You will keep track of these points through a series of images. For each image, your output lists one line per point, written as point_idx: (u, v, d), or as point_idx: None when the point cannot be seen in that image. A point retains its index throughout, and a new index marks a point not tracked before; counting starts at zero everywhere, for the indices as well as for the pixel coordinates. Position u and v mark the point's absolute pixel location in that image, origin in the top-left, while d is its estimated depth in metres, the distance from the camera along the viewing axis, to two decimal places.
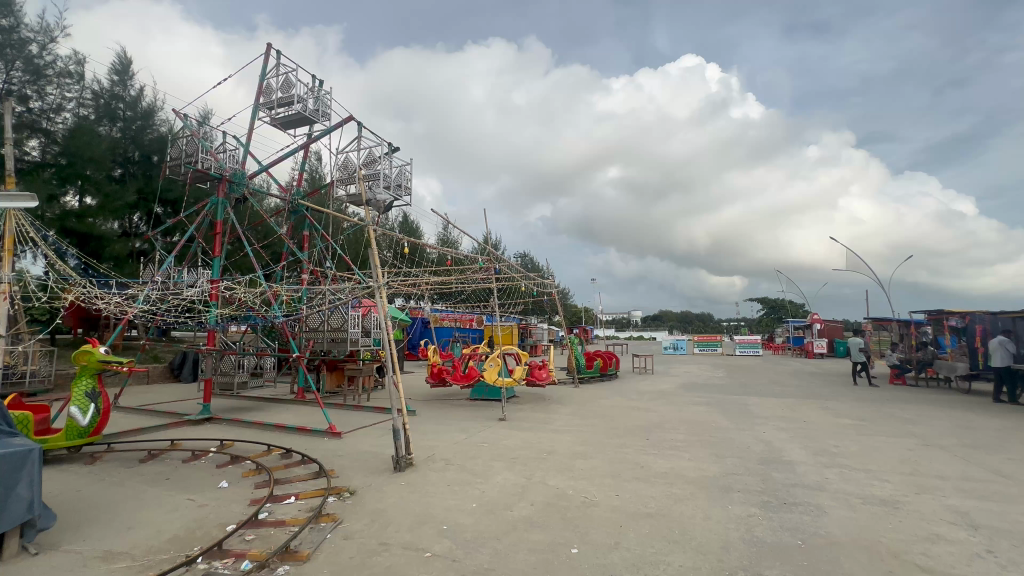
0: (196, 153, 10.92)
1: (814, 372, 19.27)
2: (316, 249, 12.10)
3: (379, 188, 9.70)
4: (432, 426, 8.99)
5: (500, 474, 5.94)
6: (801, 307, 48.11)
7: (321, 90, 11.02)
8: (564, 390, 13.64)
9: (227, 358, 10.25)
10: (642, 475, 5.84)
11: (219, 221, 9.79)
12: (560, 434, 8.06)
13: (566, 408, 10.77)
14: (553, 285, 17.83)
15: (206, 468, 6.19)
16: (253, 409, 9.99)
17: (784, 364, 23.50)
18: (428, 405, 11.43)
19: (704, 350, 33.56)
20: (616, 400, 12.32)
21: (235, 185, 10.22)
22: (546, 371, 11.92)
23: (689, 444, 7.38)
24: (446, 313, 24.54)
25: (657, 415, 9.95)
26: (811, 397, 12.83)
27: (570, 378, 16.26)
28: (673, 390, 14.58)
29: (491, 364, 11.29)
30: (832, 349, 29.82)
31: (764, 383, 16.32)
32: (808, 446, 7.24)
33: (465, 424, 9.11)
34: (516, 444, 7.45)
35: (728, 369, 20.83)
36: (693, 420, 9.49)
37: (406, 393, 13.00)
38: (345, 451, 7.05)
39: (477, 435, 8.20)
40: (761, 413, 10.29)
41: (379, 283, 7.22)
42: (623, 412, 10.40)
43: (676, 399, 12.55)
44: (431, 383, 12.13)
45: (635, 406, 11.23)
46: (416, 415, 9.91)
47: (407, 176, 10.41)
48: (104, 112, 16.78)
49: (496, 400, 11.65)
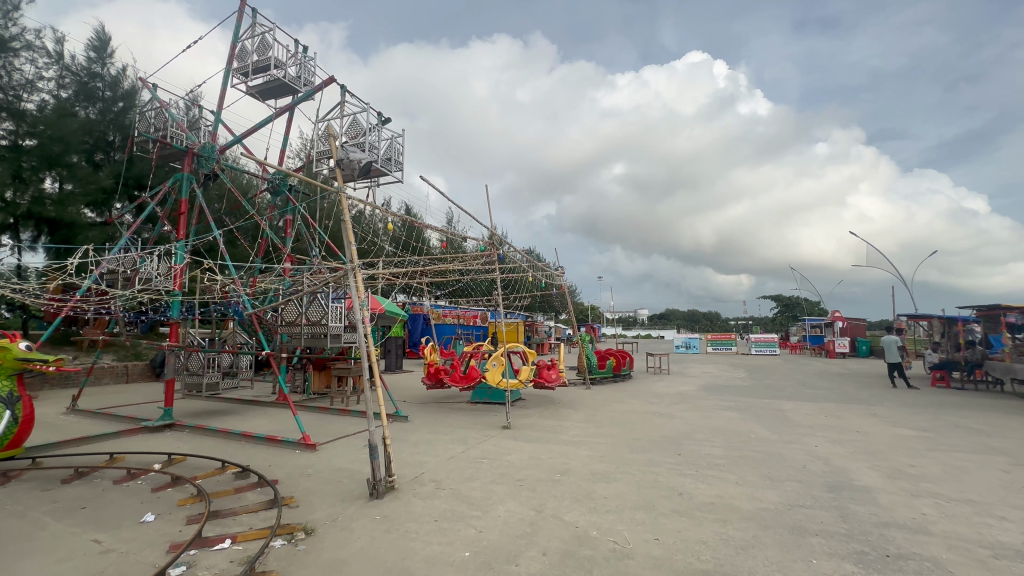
0: (165, 126, 9.82)
1: (843, 373, 17.89)
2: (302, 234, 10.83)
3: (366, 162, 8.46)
4: (425, 434, 7.80)
5: (504, 505, 4.68)
6: (817, 304, 46.47)
7: (304, 56, 9.82)
8: (575, 392, 12.40)
9: (195, 356, 8.97)
10: (684, 508, 4.58)
11: (184, 199, 8.54)
12: (574, 448, 6.81)
13: (578, 413, 9.54)
14: (563, 279, 16.56)
15: (138, 493, 4.99)
16: (225, 414, 8.80)
17: (806, 364, 22.15)
18: (423, 408, 10.23)
19: (717, 349, 32.18)
20: (633, 404, 11.09)
21: (203, 159, 8.96)
22: (556, 372, 10.70)
23: (730, 462, 6.10)
24: (448, 310, 23.34)
25: (684, 424, 8.67)
26: (851, 401, 11.50)
27: (581, 379, 15.02)
28: (694, 392, 13.30)
29: (495, 365, 10.01)
30: (854, 348, 28.36)
31: (793, 385, 14.99)
32: (877, 466, 5.95)
33: (464, 433, 7.90)
34: (522, 461, 6.22)
35: (749, 370, 19.50)
36: (728, 429, 8.20)
37: (401, 394, 11.81)
38: (315, 469, 5.84)
39: (477, 447, 6.99)
40: (803, 421, 8.98)
41: (354, 263, 5.36)
42: (644, 418, 9.16)
43: (701, 403, 11.28)
44: (428, 385, 10.90)
45: (657, 412, 9.97)
46: (407, 422, 8.71)
47: (399, 150, 9.15)
48: (81, 92, 15.43)
49: (501, 403, 10.44)
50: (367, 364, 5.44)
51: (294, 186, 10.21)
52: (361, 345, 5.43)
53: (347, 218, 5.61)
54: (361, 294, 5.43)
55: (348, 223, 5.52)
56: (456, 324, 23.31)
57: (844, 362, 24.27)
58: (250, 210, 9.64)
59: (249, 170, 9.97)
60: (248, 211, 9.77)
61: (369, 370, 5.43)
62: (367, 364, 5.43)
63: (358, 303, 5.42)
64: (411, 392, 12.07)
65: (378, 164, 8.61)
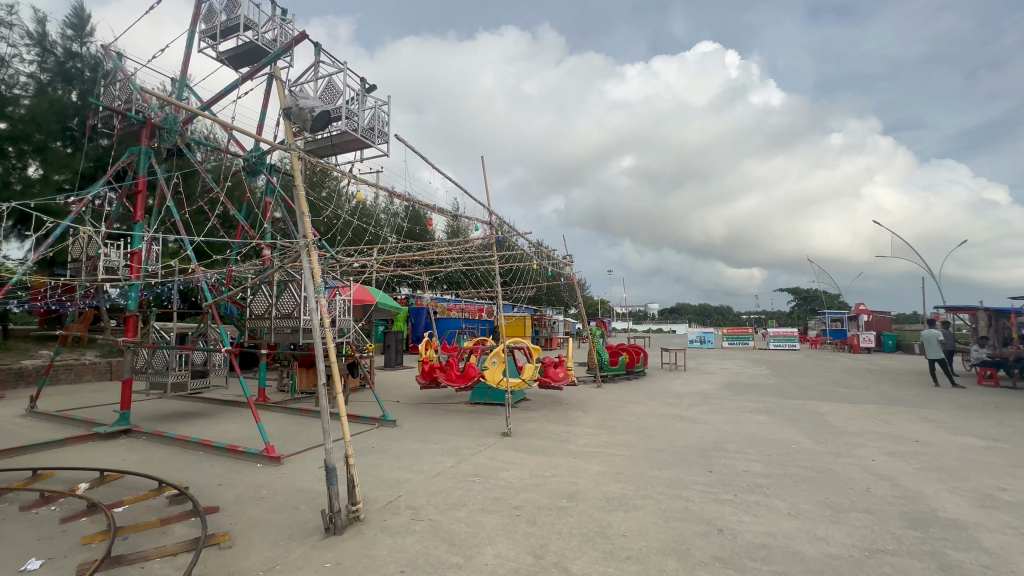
0: (127, 96, 8.84)
1: (875, 370, 16.59)
2: (282, 219, 9.88)
3: (343, 128, 7.35)
4: (413, 443, 6.80)
5: (493, 547, 3.63)
6: (837, 297, 44.75)
7: (281, 18, 8.80)
8: (586, 392, 11.33)
9: (158, 353, 7.95)
10: (728, 554, 3.49)
11: (142, 175, 7.56)
12: (584, 463, 5.74)
13: (589, 418, 8.47)
14: (570, 269, 15.35)
15: (42, 525, 4.02)
16: (192, 420, 7.85)
17: (831, 360, 20.86)
18: (416, 410, 9.24)
19: (734, 344, 30.88)
20: (650, 405, 10.02)
21: (165, 132, 8.03)
22: (563, 369, 9.60)
23: (774, 484, 5.00)
24: (452, 302, 22.33)
25: (709, 430, 7.58)
26: (893, 403, 10.31)
27: (591, 376, 13.94)
28: (715, 391, 12.16)
29: (495, 362, 8.95)
30: (879, 343, 26.90)
31: (823, 383, 13.77)
32: (961, 491, 4.81)
33: (457, 441, 6.88)
34: (520, 480, 5.17)
35: (771, 366, 18.28)
36: (762, 438, 7.10)
37: (394, 394, 10.82)
38: (271, 491, 4.84)
39: (470, 460, 5.95)
40: (847, 426, 7.83)
41: (308, 238, 4.20)
42: (663, 423, 8.09)
43: (725, 404, 10.17)
44: (422, 384, 9.86)
45: (677, 415, 8.90)
46: (395, 427, 7.71)
47: (385, 120, 8.10)
48: (58, 73, 14.55)
49: (502, 405, 9.41)
50: (320, 367, 4.16)
51: (272, 165, 9.25)
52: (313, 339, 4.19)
53: (301, 180, 4.45)
54: (319, 277, 4.24)
55: (301, 188, 4.34)
56: (460, 318, 22.31)
57: (870, 357, 22.93)
58: (217, 190, 8.65)
59: (220, 146, 9.02)
60: (216, 192, 8.78)
61: (323, 372, 4.16)
62: (322, 363, 4.15)
63: (313, 289, 4.23)
64: (406, 391, 11.07)
65: (359, 135, 7.59)
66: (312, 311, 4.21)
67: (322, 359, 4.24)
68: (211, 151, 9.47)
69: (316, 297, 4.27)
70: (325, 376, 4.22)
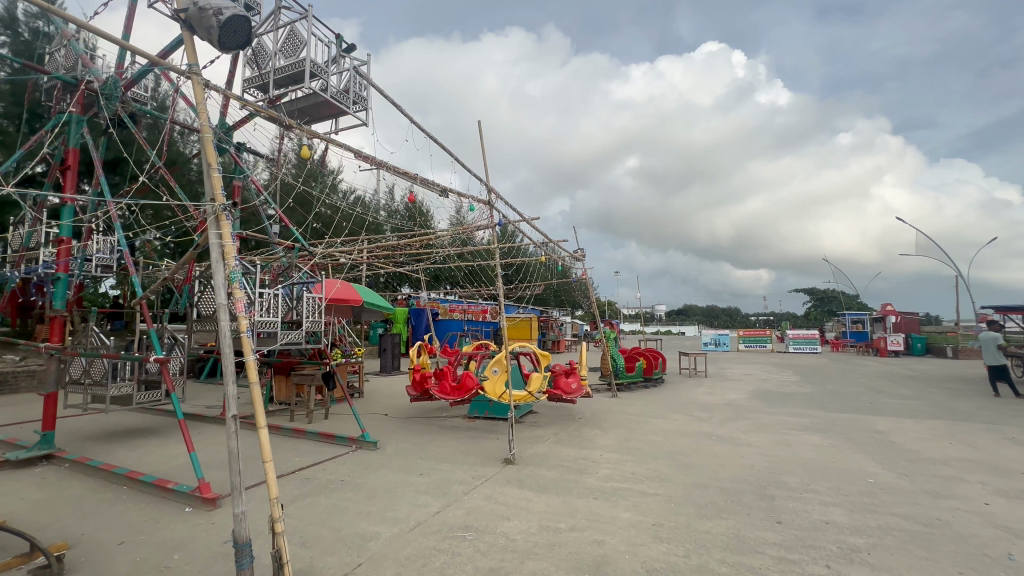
0: (65, 58, 7.55)
1: (915, 376, 15.12)
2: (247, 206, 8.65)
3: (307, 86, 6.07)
4: (394, 473, 5.50)
5: None
6: (855, 297, 43.00)
7: None
8: (601, 403, 9.99)
9: (95, 361, 6.71)
10: None
11: (72, 147, 6.31)
12: (609, 508, 4.41)
13: (608, 438, 7.13)
14: (581, 265, 13.97)
15: None
16: (135, 442, 6.60)
17: (861, 364, 19.41)
18: (405, 428, 7.94)
19: (750, 346, 29.40)
20: (676, 419, 8.67)
21: (104, 99, 6.77)
22: (575, 380, 8.21)
23: (877, 551, 3.63)
24: (454, 303, 21.08)
25: (757, 456, 6.23)
26: (959, 417, 8.90)
27: (605, 384, 12.60)
28: (746, 402, 10.78)
29: (496, 372, 7.57)
30: (907, 346, 25.34)
31: (863, 392, 12.35)
32: None
33: (448, 470, 5.58)
34: (527, 537, 3.85)
35: (799, 371, 16.84)
36: (828, 467, 5.71)
37: (383, 406, 9.53)
38: (185, 557, 3.53)
39: (461, 502, 4.62)
40: (924, 451, 6.45)
41: (215, 200, 2.84)
42: (698, 445, 6.74)
43: (762, 418, 8.82)
44: (412, 396, 8.51)
45: (712, 433, 7.52)
46: (376, 451, 6.42)
47: (363, 84, 6.84)
48: (23, 50, 13.29)
49: (504, 420, 8.08)
50: (230, 389, 2.71)
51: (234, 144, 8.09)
52: (222, 351, 2.74)
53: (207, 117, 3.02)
54: (234, 256, 2.86)
55: (208, 127, 2.91)
56: (463, 320, 21.05)
57: (900, 361, 21.38)
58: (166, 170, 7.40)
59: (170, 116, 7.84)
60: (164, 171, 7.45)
61: (237, 397, 2.71)
62: (233, 386, 2.72)
63: (223, 274, 2.82)
64: (396, 402, 9.80)
65: (330, 96, 6.39)
66: (221, 306, 2.79)
67: (229, 381, 2.73)
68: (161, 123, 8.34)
69: (228, 285, 2.85)
70: (235, 406, 2.72)
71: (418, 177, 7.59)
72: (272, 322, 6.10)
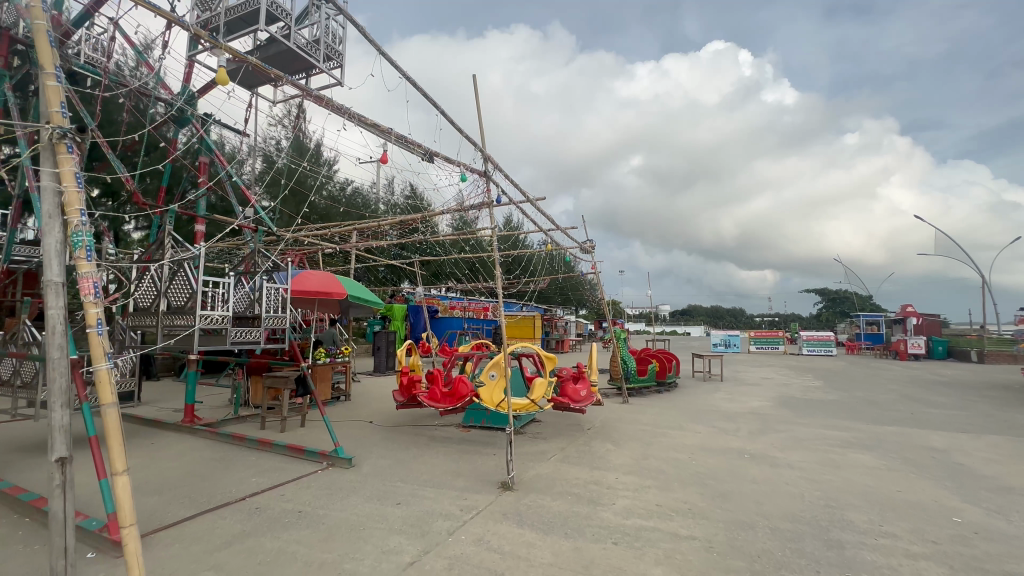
0: None
1: (949, 383, 14.03)
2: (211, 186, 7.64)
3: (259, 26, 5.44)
4: (365, 502, 4.50)
5: None
6: (868, 298, 41.79)
7: None
8: (612, 411, 8.98)
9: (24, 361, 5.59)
10: None
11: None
12: (636, 562, 3.38)
13: (623, 457, 6.12)
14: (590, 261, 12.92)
15: None
16: (69, 455, 5.63)
17: (884, 369, 18.31)
18: (390, 439, 6.96)
19: (762, 348, 28.31)
20: (698, 431, 7.65)
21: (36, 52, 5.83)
22: (584, 385, 7.17)
23: None
24: (454, 300, 20.11)
25: (806, 483, 5.19)
26: (1020, 432, 7.84)
27: (615, 388, 11.58)
28: (772, 410, 9.75)
29: (493, 376, 6.55)
30: (928, 350, 24.22)
31: (897, 400, 11.30)
32: None
33: (432, 499, 4.57)
34: None
35: (820, 376, 15.77)
36: (897, 500, 4.68)
37: (368, 413, 8.55)
38: None
39: (443, 548, 3.61)
40: (1005, 478, 5.39)
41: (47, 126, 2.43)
42: (731, 467, 5.71)
43: (797, 431, 7.78)
44: (398, 403, 7.45)
45: (742, 451, 6.49)
46: (349, 471, 5.43)
47: (328, 33, 6.26)
48: None
49: (503, 432, 7.09)
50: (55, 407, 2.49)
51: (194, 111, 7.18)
52: (53, 367, 2.49)
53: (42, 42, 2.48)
54: (76, 214, 2.44)
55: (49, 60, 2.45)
56: (463, 318, 20.08)
57: (924, 365, 20.29)
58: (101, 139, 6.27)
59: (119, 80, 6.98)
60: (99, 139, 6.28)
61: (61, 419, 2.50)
62: (58, 413, 2.52)
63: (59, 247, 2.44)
64: (383, 409, 8.82)
65: (296, 48, 6.00)
66: (52, 287, 2.42)
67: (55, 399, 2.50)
68: (115, 87, 7.49)
69: (70, 256, 2.40)
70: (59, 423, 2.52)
71: (395, 136, 6.58)
72: (224, 317, 5.15)
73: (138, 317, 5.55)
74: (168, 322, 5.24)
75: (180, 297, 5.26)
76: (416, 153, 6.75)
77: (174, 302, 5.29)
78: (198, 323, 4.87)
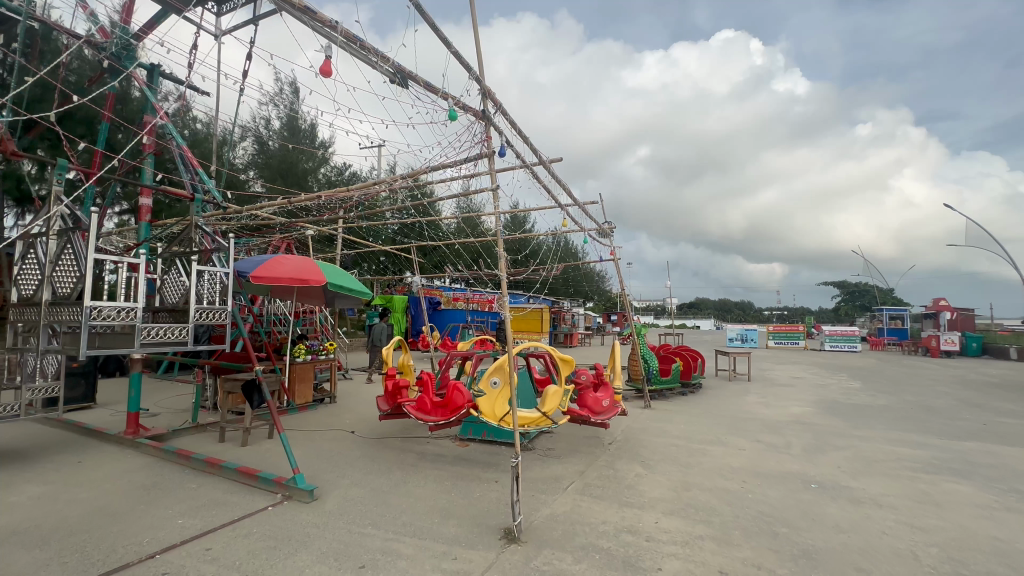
0: None
1: (1005, 385, 12.58)
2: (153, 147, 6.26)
3: None
4: (319, 563, 3.29)
5: None
6: (890, 291, 39.97)
7: None
8: (635, 420, 7.73)
9: None
10: None
11: None
12: None
13: (659, 486, 4.88)
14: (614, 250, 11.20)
15: None
16: None
17: (922, 368, 16.88)
18: (373, 457, 5.75)
19: (780, 343, 26.91)
20: (742, 448, 6.37)
21: None
22: (604, 394, 5.88)
23: None
24: (457, 292, 18.91)
25: (909, 534, 3.90)
26: None
27: (634, 390, 10.32)
28: (819, 418, 8.43)
29: (495, 385, 5.28)
30: (961, 346, 22.63)
31: (957, 406, 9.90)
32: None
33: (410, 560, 3.33)
34: None
35: (856, 375, 14.38)
36: None
37: (352, 421, 7.36)
38: None
39: None
40: None
41: None
42: (800, 506, 4.44)
43: (860, 449, 6.46)
44: (381, 416, 6.16)
45: (806, 479, 5.19)
46: (310, 508, 4.21)
47: None
48: None
49: (508, 450, 5.85)
50: None
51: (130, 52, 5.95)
52: None
53: None
54: None
55: None
56: (467, 310, 18.90)
57: (962, 363, 18.73)
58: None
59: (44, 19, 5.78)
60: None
61: None
62: None
63: None
64: (370, 416, 7.62)
65: None
66: None
67: None
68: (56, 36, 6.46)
69: None
70: None
71: (340, 34, 4.10)
72: (129, 310, 4.04)
73: (28, 309, 4.38)
74: (56, 315, 4.07)
75: (69, 282, 4.20)
76: (381, 71, 4.43)
77: (62, 290, 4.17)
78: (84, 318, 3.71)
